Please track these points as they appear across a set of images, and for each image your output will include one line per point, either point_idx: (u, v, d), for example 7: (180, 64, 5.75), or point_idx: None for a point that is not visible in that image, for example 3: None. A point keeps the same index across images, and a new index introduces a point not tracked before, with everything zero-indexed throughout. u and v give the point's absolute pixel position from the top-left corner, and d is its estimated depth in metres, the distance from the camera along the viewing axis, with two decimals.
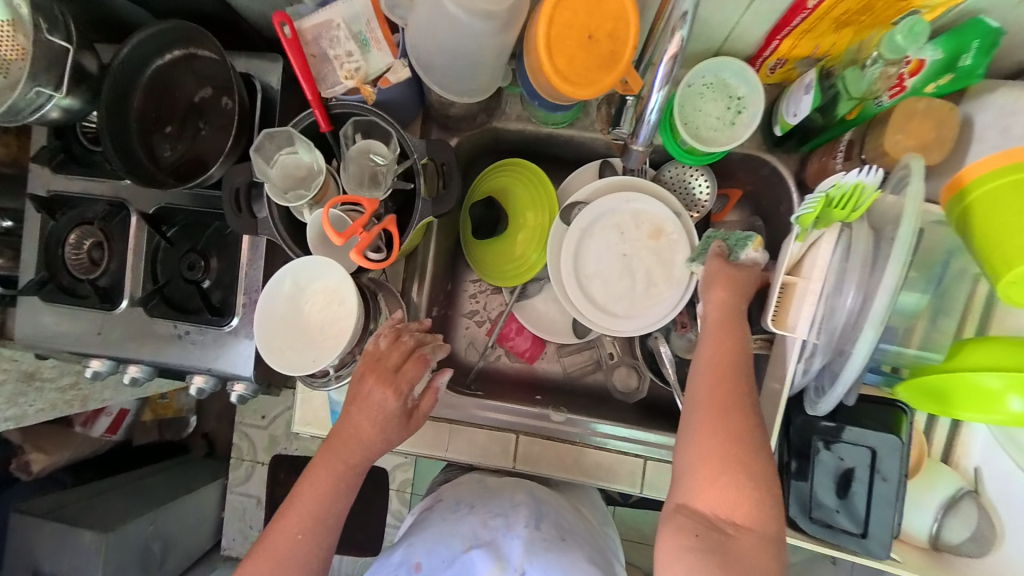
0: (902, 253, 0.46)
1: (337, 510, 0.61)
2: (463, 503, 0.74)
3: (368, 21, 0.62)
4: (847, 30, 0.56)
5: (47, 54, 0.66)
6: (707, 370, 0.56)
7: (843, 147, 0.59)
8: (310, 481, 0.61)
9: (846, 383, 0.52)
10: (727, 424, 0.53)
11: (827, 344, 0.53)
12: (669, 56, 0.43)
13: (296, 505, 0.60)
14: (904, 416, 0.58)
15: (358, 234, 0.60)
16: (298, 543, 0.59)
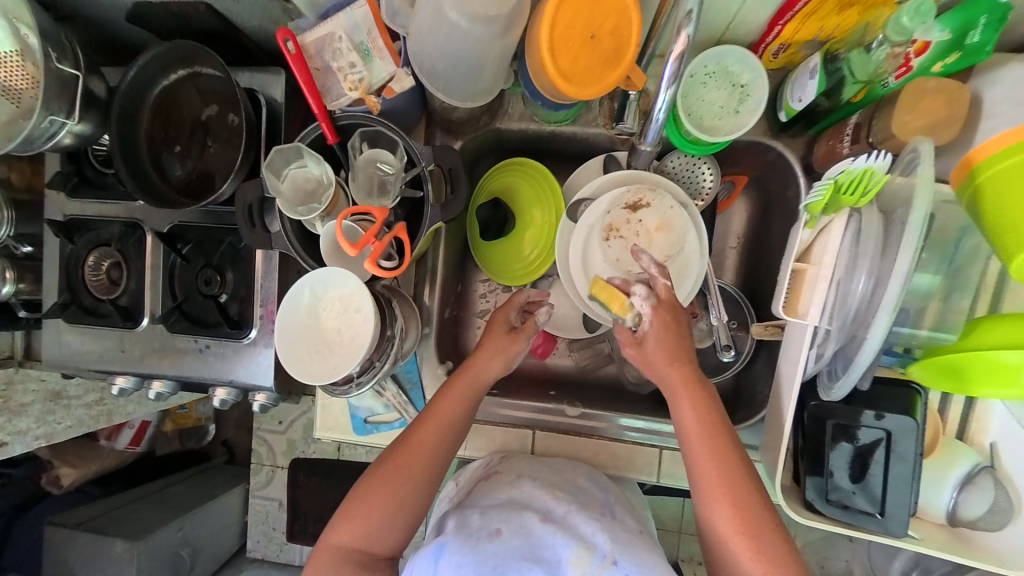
0: (914, 234, 0.45)
1: (459, 422, 0.66)
2: (526, 477, 0.68)
3: (369, 31, 0.62)
4: (851, 11, 0.55)
5: (57, 82, 0.68)
6: (696, 455, 0.57)
7: (850, 130, 0.58)
8: (439, 398, 0.66)
9: (860, 367, 0.52)
10: (736, 495, 0.54)
11: (841, 330, 0.53)
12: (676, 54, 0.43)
13: (423, 419, 0.65)
14: (920, 398, 0.57)
15: (371, 243, 0.61)
16: (429, 451, 0.63)
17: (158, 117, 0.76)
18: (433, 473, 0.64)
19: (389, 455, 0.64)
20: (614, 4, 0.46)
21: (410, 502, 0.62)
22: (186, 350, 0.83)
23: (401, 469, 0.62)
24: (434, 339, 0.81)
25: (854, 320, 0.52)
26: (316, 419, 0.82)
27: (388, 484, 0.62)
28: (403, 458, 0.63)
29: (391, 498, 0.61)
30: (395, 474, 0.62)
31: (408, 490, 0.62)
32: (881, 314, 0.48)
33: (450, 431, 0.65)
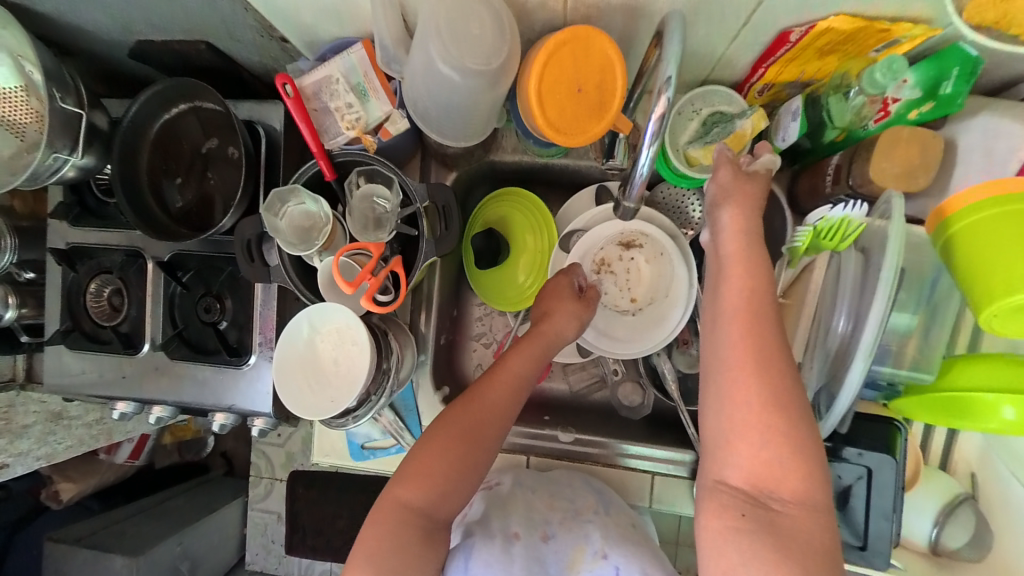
0: (888, 280, 0.46)
1: (528, 380, 0.66)
2: (525, 485, 0.76)
3: (365, 73, 0.63)
4: (830, 57, 0.57)
5: (61, 120, 0.69)
6: (733, 359, 0.51)
7: (832, 170, 0.60)
8: (509, 356, 0.66)
9: (839, 413, 0.51)
10: (763, 390, 0.49)
11: (821, 369, 0.54)
12: (657, 114, 0.41)
13: (491, 376, 0.64)
14: (900, 434, 0.59)
15: (367, 280, 0.63)
16: (500, 407, 0.63)
17: (159, 150, 0.78)
18: (503, 425, 0.62)
19: (454, 410, 0.62)
20: (598, 60, 0.48)
21: (478, 461, 0.60)
22: (185, 376, 0.84)
23: (472, 426, 0.61)
24: (429, 366, 0.82)
25: (833, 361, 0.52)
26: (313, 444, 0.83)
27: (458, 439, 0.60)
28: (472, 413, 0.61)
29: (460, 452, 0.59)
30: (465, 430, 0.60)
31: (477, 447, 0.60)
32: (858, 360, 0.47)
33: (520, 389, 0.64)
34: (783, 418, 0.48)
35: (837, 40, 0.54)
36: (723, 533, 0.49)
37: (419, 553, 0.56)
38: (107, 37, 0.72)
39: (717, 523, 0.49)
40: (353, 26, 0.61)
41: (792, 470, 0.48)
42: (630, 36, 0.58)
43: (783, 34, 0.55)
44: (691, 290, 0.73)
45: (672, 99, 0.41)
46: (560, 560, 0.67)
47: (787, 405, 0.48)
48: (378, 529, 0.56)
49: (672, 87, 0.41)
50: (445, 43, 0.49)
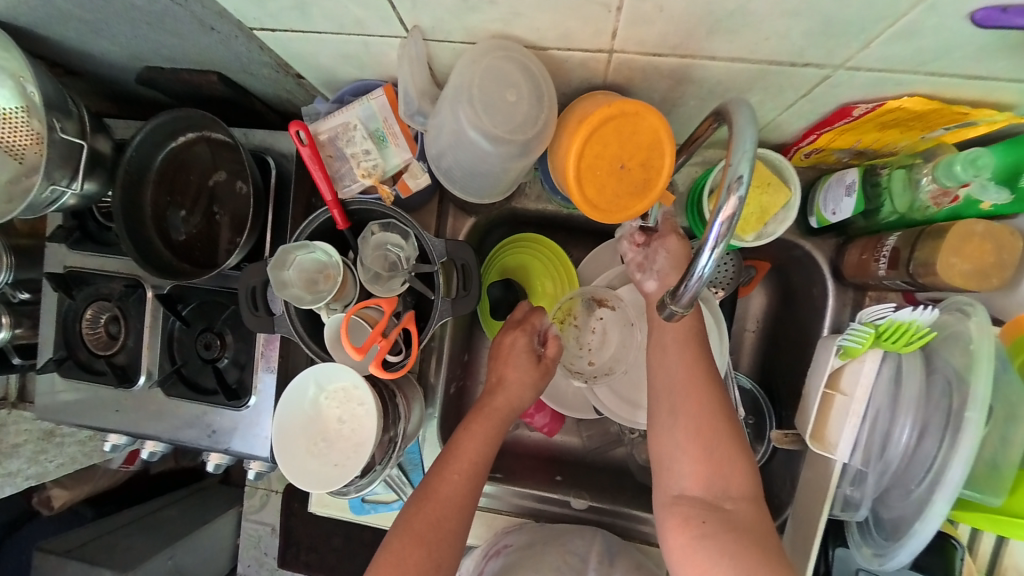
0: (979, 409, 0.41)
1: (482, 460, 0.61)
2: (536, 541, 0.73)
3: (385, 118, 0.59)
4: (892, 131, 0.52)
5: (61, 150, 0.66)
6: (676, 376, 0.56)
7: (887, 251, 0.54)
8: (456, 439, 0.62)
9: (912, 545, 0.46)
10: (701, 402, 0.55)
11: (877, 482, 0.50)
12: (729, 217, 0.35)
13: (441, 467, 0.60)
14: (955, 552, 0.58)
15: (378, 341, 0.59)
16: (452, 495, 0.58)
17: (164, 181, 0.74)
18: (464, 516, 0.58)
19: (407, 513, 0.57)
20: (648, 138, 0.43)
21: (445, 564, 0.56)
22: (180, 413, 0.80)
23: (427, 522, 0.56)
24: (438, 419, 0.78)
25: (896, 476, 0.49)
26: (312, 493, 0.80)
27: (411, 542, 0.55)
28: (429, 510, 0.57)
29: (416, 559, 0.54)
30: (420, 530, 0.56)
31: (435, 547, 0.55)
32: (940, 487, 0.43)
33: (478, 472, 0.60)
34: (720, 427, 0.54)
35: (904, 117, 0.49)
36: (689, 545, 0.51)
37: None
38: (114, 63, 0.68)
39: (684, 536, 0.51)
40: (375, 70, 0.57)
41: (734, 470, 0.52)
42: (675, 99, 0.53)
43: (846, 107, 0.50)
44: (721, 361, 0.70)
45: (744, 199, 0.36)
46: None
47: (719, 409, 0.54)
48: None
49: (744, 186, 0.36)
50: (477, 112, 0.46)
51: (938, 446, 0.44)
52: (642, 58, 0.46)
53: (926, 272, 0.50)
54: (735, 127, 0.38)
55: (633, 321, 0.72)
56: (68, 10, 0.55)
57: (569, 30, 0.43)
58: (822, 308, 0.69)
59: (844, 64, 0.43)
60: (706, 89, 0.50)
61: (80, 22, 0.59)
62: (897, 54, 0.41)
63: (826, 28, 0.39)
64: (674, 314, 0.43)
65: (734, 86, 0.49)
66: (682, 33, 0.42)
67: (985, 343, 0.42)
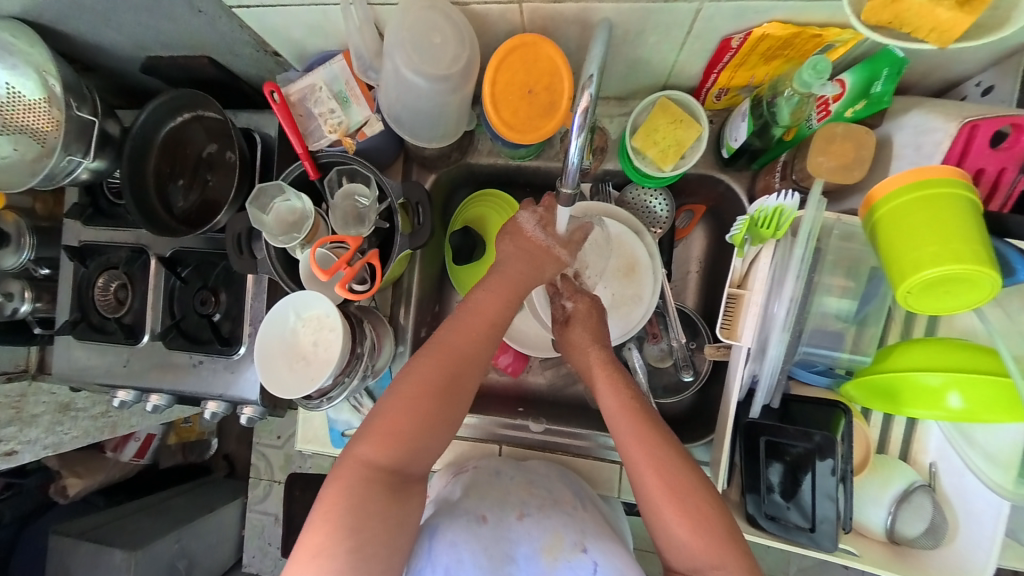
0: (803, 247, 0.53)
1: (495, 329, 0.67)
2: (504, 471, 0.77)
3: (347, 81, 0.69)
4: (776, 62, 0.61)
5: (77, 126, 0.77)
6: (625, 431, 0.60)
7: (780, 167, 0.63)
8: (469, 307, 0.66)
9: (766, 386, 0.59)
10: (659, 469, 0.58)
11: (757, 352, 0.59)
12: (578, 109, 0.44)
13: (454, 331, 0.65)
14: (843, 416, 0.60)
15: (343, 269, 0.67)
16: (465, 359, 0.64)
17: (164, 155, 0.85)
18: (474, 372, 0.64)
19: (419, 364, 0.63)
20: (546, 65, 0.53)
21: (452, 417, 0.63)
22: (181, 365, 0.89)
23: (441, 375, 0.62)
24: (408, 357, 0.85)
25: (761, 338, 0.58)
26: (297, 432, 0.86)
27: (425, 387, 0.62)
28: (443, 363, 0.63)
29: (425, 406, 0.61)
30: (434, 378, 0.62)
31: (444, 396, 0.62)
32: (777, 329, 0.56)
33: (490, 333, 0.66)
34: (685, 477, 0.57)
35: (775, 45, 0.58)
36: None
37: (391, 510, 0.59)
38: (123, 53, 0.81)
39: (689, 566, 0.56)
40: (336, 39, 0.68)
41: (710, 530, 0.56)
42: (586, 45, 0.62)
43: (726, 42, 0.60)
44: (655, 285, 0.78)
45: (594, 94, 0.44)
46: (533, 542, 0.67)
47: (678, 469, 0.58)
48: (345, 493, 0.58)
49: (594, 84, 0.44)
50: (409, 54, 0.56)
51: (778, 298, 0.56)
52: (547, 6, 0.56)
53: (804, 176, 0.59)
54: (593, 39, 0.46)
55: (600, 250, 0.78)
56: (84, 2, 0.67)
57: None
58: None
59: None
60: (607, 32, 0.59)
61: (93, 14, 0.71)
62: None
63: None
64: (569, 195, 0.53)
65: (630, 26, 0.58)
66: None
67: (811, 216, 0.53)
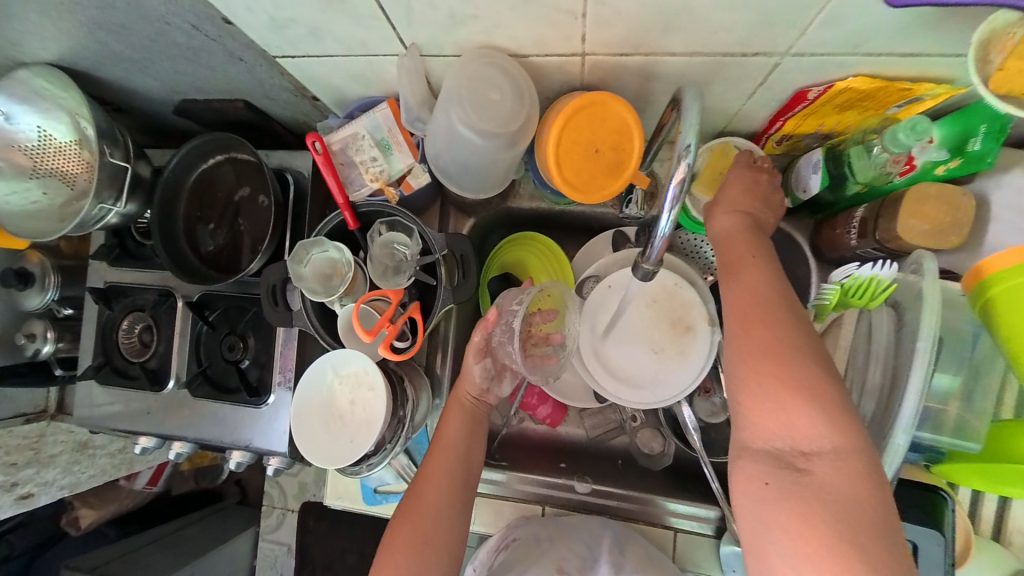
0: (928, 341, 0.44)
1: (472, 447, 0.67)
2: (543, 537, 0.74)
3: (389, 128, 0.66)
4: (849, 112, 0.57)
5: (107, 173, 0.75)
6: (734, 314, 0.50)
7: (856, 222, 0.59)
8: (443, 427, 0.68)
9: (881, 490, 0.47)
10: (774, 344, 0.46)
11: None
12: (675, 179, 0.40)
13: (433, 454, 0.65)
14: (945, 506, 0.56)
15: (386, 327, 0.64)
16: (447, 482, 0.63)
17: (193, 198, 0.82)
18: (447, 491, 0.63)
19: (407, 493, 0.63)
20: (616, 124, 0.49)
21: (434, 537, 0.60)
22: (207, 413, 0.86)
23: (409, 497, 0.62)
24: (444, 409, 0.81)
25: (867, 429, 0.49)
26: (326, 486, 0.82)
27: (401, 514, 0.61)
28: (417, 488, 0.63)
29: (411, 536, 0.59)
30: (405, 503, 0.62)
31: (417, 518, 0.60)
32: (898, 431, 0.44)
33: (457, 449, 0.66)
34: (797, 352, 0.46)
35: (855, 97, 0.54)
36: (755, 503, 0.43)
37: None
38: (156, 96, 0.79)
39: (749, 495, 0.44)
40: (380, 87, 0.65)
41: (828, 421, 0.43)
42: (645, 96, 0.59)
43: (801, 92, 0.55)
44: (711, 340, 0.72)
45: (692, 165, 0.41)
46: None
47: (804, 359, 0.45)
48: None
49: (692, 153, 0.41)
50: (467, 110, 0.53)
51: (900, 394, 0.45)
52: (612, 59, 0.52)
53: (890, 238, 0.54)
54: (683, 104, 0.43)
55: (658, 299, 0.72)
56: (122, 52, 0.66)
57: (545, 37, 0.50)
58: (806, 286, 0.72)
59: (790, 51, 0.48)
60: (673, 83, 0.56)
61: (129, 62, 0.69)
62: (833, 39, 0.46)
63: (768, 18, 0.44)
64: (648, 273, 0.51)
65: (697, 79, 0.55)
66: (641, 33, 0.48)
67: (935, 293, 0.45)
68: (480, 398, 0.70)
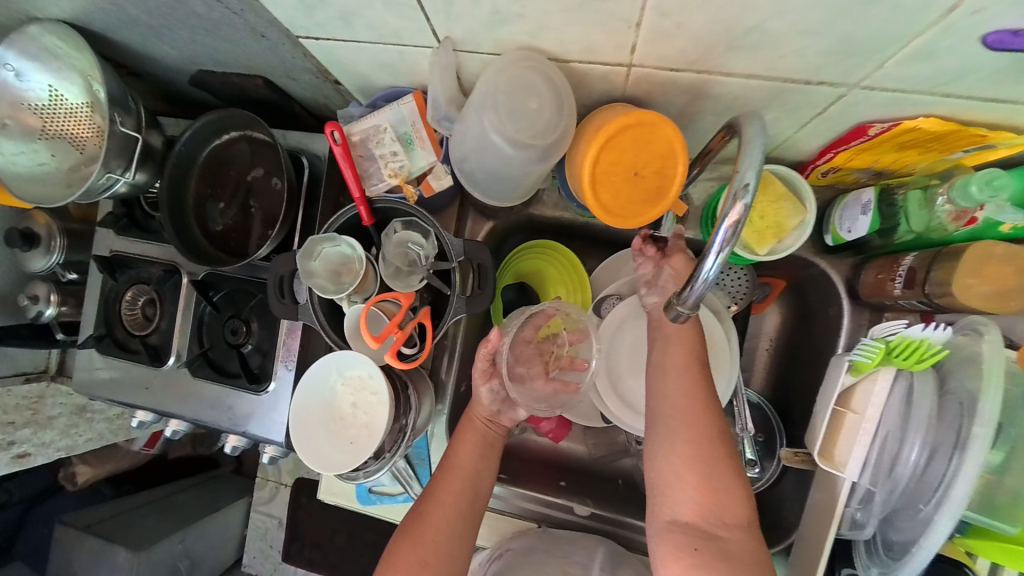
0: (988, 426, 0.42)
1: (482, 471, 0.68)
2: (538, 548, 0.72)
3: (414, 123, 0.63)
4: (910, 152, 0.53)
5: (118, 142, 0.72)
6: (677, 404, 0.56)
7: (903, 271, 0.55)
8: (456, 448, 0.68)
9: (915, 564, 0.45)
10: (701, 430, 0.54)
11: (886, 500, 0.49)
12: (732, 224, 0.37)
13: (443, 477, 0.66)
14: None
15: (394, 332, 0.61)
16: (454, 511, 0.64)
17: (204, 176, 0.79)
18: (452, 517, 0.64)
19: (413, 514, 0.65)
20: (662, 148, 0.45)
21: (434, 558, 0.62)
22: (206, 395, 0.85)
23: (416, 517, 0.64)
24: (447, 415, 0.79)
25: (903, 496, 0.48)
26: (321, 480, 0.80)
27: (406, 531, 0.63)
28: (425, 509, 0.64)
29: (413, 554, 0.62)
30: (412, 521, 0.64)
31: (420, 540, 0.62)
32: (946, 506, 0.43)
33: (468, 476, 0.66)
34: (724, 440, 0.54)
35: (920, 138, 0.49)
36: (684, 573, 0.50)
37: None
38: (172, 64, 0.75)
39: (679, 563, 0.50)
40: (408, 78, 0.62)
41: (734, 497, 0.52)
42: (691, 114, 0.55)
43: (861, 126, 0.51)
44: (731, 377, 0.68)
45: (750, 207, 0.38)
46: None
47: (719, 443, 0.54)
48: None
49: (750, 195, 0.37)
50: (502, 118, 0.49)
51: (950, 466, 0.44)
52: (661, 73, 0.48)
53: (942, 292, 0.51)
54: (746, 139, 0.40)
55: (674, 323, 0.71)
56: (139, 17, 0.63)
57: (593, 44, 0.46)
58: (838, 328, 0.69)
59: (859, 83, 0.44)
60: (724, 104, 0.51)
61: (146, 27, 0.66)
62: (910, 76, 0.42)
63: (841, 47, 0.40)
64: (681, 314, 0.46)
65: (751, 103, 0.50)
66: (700, 49, 0.44)
67: (999, 365, 0.42)
68: (492, 421, 0.69)
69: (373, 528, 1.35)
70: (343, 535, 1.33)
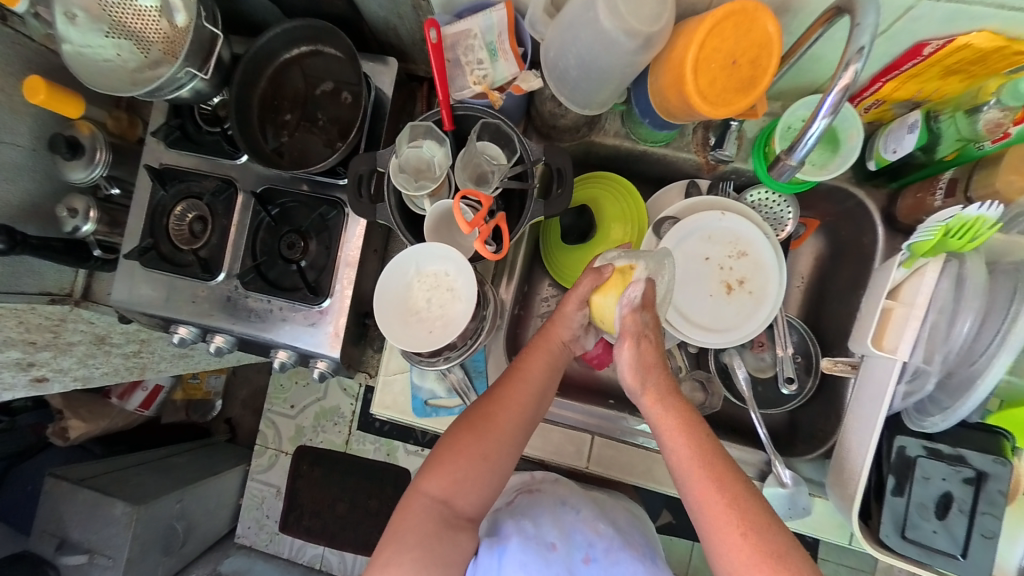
0: None
1: (548, 389, 0.68)
2: (568, 503, 0.78)
3: (500, 33, 0.66)
4: (952, 78, 0.60)
5: (199, 39, 0.72)
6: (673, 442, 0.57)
7: (943, 184, 0.64)
8: (527, 360, 0.68)
9: (972, 403, 0.56)
10: (686, 438, 0.57)
11: (941, 366, 0.58)
12: (841, 87, 0.47)
13: (511, 383, 0.67)
14: (1011, 444, 0.58)
15: (478, 227, 0.64)
16: (519, 420, 0.65)
17: (271, 87, 0.81)
18: (516, 427, 0.65)
19: (475, 413, 0.66)
20: (759, 37, 0.51)
21: (493, 454, 0.64)
22: (256, 310, 0.84)
23: (477, 418, 0.65)
24: (504, 333, 0.82)
25: (958, 355, 0.58)
26: (374, 395, 0.82)
27: (468, 427, 0.65)
28: (487, 409, 0.65)
29: (474, 447, 0.64)
30: (473, 417, 0.65)
31: (482, 435, 0.64)
32: (1005, 346, 0.54)
33: (537, 390, 0.67)
34: (710, 448, 0.56)
35: (967, 59, 0.56)
36: None
37: (442, 547, 0.62)
38: None
39: None
40: None
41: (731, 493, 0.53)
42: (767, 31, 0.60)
43: (918, 46, 0.57)
44: (780, 288, 0.75)
45: (859, 70, 0.47)
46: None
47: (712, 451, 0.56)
48: (410, 529, 0.62)
49: (861, 59, 0.46)
50: (615, 5, 0.52)
51: (996, 334, 0.55)
52: None
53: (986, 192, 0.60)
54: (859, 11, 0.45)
55: (729, 242, 0.76)
56: None
57: None
58: (871, 254, 0.74)
59: None
60: (801, 19, 0.56)
61: None
62: None
63: None
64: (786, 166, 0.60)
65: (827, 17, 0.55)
66: None
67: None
68: (568, 345, 0.70)
69: (377, 496, 1.34)
70: (347, 502, 1.33)
